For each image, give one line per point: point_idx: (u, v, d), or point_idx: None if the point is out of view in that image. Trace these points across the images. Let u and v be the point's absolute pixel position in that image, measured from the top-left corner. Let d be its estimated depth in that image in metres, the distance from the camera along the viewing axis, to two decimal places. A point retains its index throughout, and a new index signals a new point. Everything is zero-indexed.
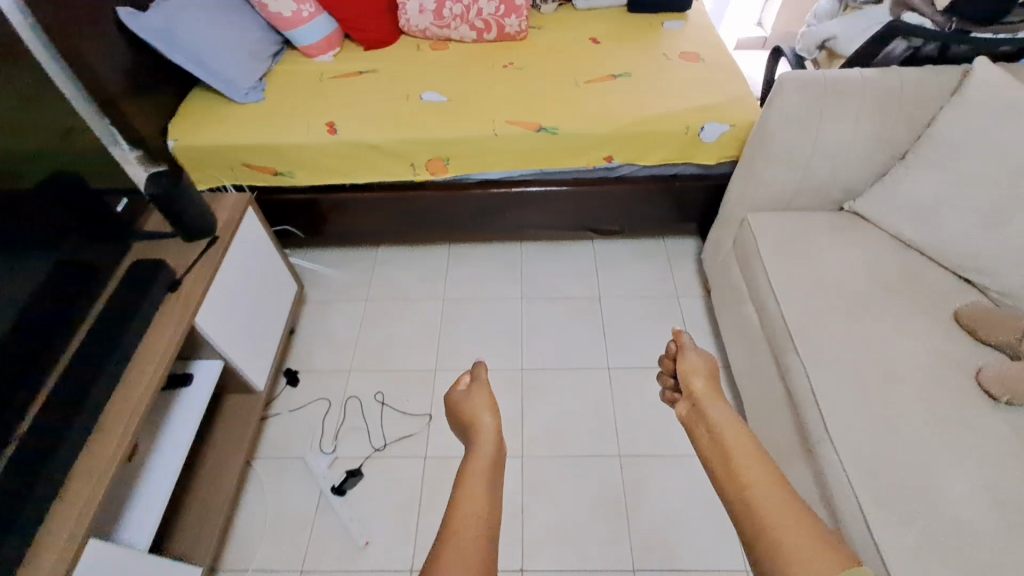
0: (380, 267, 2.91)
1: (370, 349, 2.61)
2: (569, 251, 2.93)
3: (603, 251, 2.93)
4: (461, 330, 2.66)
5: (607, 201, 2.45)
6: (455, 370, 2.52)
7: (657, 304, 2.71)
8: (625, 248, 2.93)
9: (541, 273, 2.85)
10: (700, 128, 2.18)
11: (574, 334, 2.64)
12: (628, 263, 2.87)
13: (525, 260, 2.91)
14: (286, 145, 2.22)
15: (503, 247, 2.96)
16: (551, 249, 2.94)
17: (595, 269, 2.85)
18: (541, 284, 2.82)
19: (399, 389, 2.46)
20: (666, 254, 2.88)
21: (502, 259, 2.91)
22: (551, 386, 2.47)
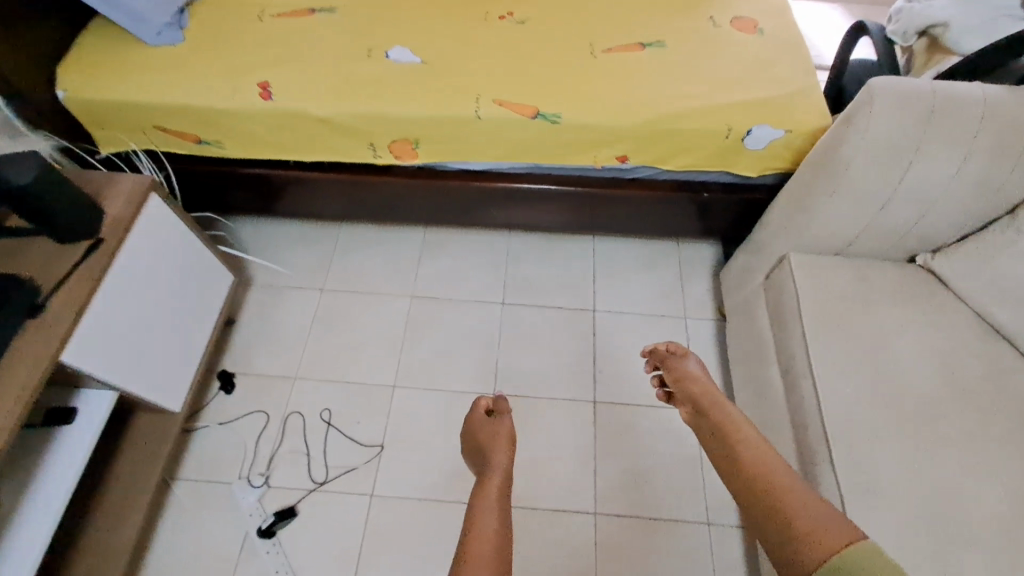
0: (340, 249, 2.47)
1: (321, 352, 2.24)
2: (564, 248, 2.47)
3: (604, 251, 2.46)
4: (428, 337, 2.27)
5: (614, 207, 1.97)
6: (415, 387, 2.16)
7: (661, 325, 2.29)
8: (630, 252, 2.46)
9: (528, 273, 2.40)
10: (745, 133, 1.66)
11: (560, 353, 2.24)
12: (632, 270, 2.41)
13: (512, 255, 2.44)
14: (208, 108, 1.72)
15: (486, 236, 2.49)
16: (542, 244, 2.47)
17: (592, 274, 2.40)
18: (526, 287, 2.37)
19: (350, 406, 2.12)
20: (678, 263, 2.42)
21: (484, 252, 2.45)
22: (525, 418, 2.12)
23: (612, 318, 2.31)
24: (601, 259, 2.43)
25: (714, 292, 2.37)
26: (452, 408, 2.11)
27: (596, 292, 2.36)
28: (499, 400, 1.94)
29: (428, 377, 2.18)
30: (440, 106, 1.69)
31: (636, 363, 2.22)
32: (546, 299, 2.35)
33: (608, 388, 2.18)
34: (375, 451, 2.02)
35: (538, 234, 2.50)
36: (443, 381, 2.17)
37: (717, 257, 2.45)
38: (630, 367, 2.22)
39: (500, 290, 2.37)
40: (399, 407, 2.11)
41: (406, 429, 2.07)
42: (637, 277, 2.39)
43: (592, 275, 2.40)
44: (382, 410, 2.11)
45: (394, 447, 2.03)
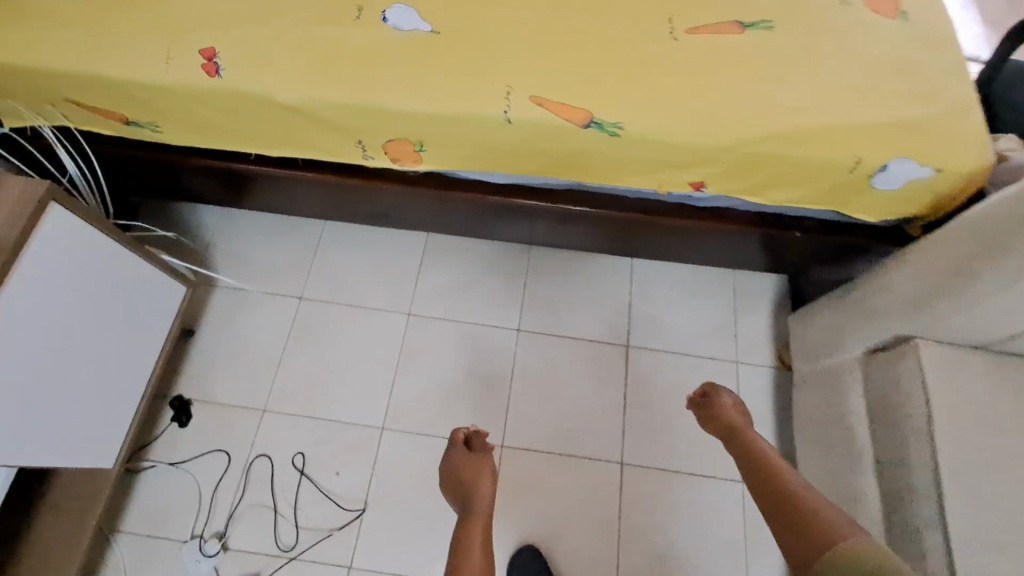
0: (324, 248, 2.03)
1: (295, 379, 1.85)
2: (596, 262, 2.03)
3: (644, 270, 2.02)
4: (425, 367, 1.88)
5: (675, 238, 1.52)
6: (408, 431, 1.79)
7: (708, 371, 1.89)
8: (676, 273, 2.02)
9: (551, 293, 1.98)
10: (878, 169, 1.20)
11: (584, 397, 1.86)
12: (677, 296, 1.99)
13: (533, 269, 2.01)
14: (137, 84, 1.25)
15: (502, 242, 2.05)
16: (570, 257, 2.03)
17: (628, 298, 1.98)
18: (548, 310, 1.96)
19: (328, 450, 1.76)
20: (733, 293, 2.00)
21: (499, 262, 2.02)
22: (537, 477, 1.77)
23: (649, 357, 1.91)
24: (640, 280, 2.00)
25: (775, 330, 1.95)
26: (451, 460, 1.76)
27: (631, 321, 1.95)
28: (478, 435, 1.55)
29: (423, 418, 1.81)
30: (456, 100, 1.22)
31: (674, 415, 1.85)
32: (570, 328, 1.94)
33: (639, 446, 1.81)
34: (356, 509, 1.69)
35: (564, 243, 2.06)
36: (441, 425, 1.80)
37: (782, 286, 2.02)
38: (667, 419, 1.85)
39: (515, 312, 1.95)
40: (387, 456, 1.76)
41: (395, 484, 1.72)
42: (682, 306, 1.98)
43: (628, 300, 1.98)
44: (366, 458, 1.75)
45: (380, 507, 1.70)
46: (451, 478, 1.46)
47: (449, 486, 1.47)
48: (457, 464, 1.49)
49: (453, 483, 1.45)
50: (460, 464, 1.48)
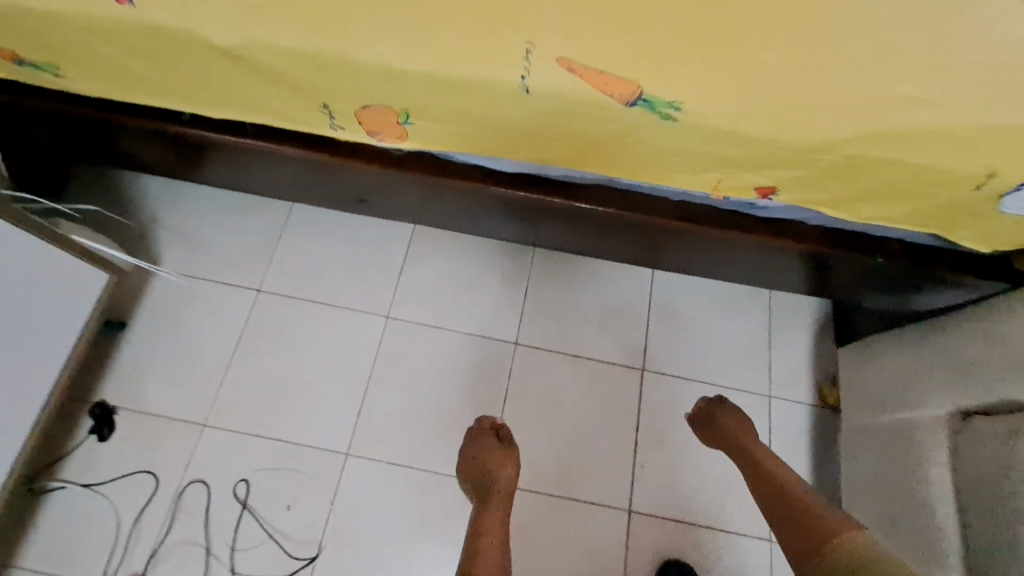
0: (289, 233, 1.70)
1: (245, 389, 1.54)
2: (611, 268, 1.73)
3: (666, 280, 1.73)
4: (404, 382, 1.56)
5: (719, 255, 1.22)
6: (379, 460, 1.48)
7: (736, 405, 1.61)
8: (702, 286, 1.73)
9: (556, 302, 1.68)
10: (1013, 188, 0.92)
11: (589, 428, 1.57)
12: (703, 314, 1.70)
13: (537, 272, 1.70)
14: (13, 5, 0.91)
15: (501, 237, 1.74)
16: (580, 261, 1.72)
17: (646, 313, 1.69)
18: (552, 322, 1.66)
19: (278, 480, 1.45)
20: (766, 315, 1.71)
21: (497, 262, 1.70)
22: (529, 523, 1.48)
23: (668, 384, 1.62)
24: (661, 294, 1.71)
25: (816, 361, 1.67)
26: (428, 499, 1.46)
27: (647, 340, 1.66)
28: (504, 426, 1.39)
29: (398, 446, 1.50)
30: (455, 56, 0.89)
31: (695, 455, 1.56)
32: (576, 344, 1.64)
33: (653, 490, 1.53)
34: (310, 553, 1.40)
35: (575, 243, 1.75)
36: (419, 455, 1.50)
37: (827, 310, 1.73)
38: (686, 461, 1.56)
39: (512, 321, 1.65)
40: (352, 489, 1.45)
41: (358, 524, 1.43)
42: (708, 326, 1.69)
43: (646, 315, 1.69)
44: (324, 491, 1.44)
45: (338, 553, 1.40)
46: (470, 473, 1.32)
47: (464, 479, 1.33)
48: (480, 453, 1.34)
49: (469, 479, 1.31)
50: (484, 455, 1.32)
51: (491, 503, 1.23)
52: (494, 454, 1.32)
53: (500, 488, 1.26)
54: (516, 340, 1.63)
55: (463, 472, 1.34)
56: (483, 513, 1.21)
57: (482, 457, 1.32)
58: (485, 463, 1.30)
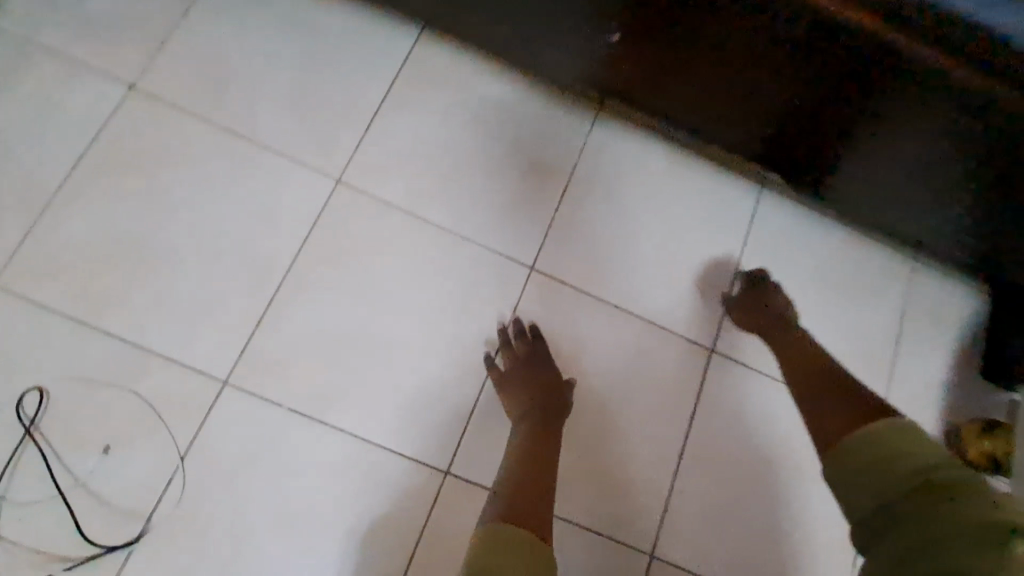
0: (205, 9, 1.02)
1: (77, 243, 0.91)
2: (696, 192, 1.13)
3: (772, 229, 1.13)
4: (345, 289, 0.96)
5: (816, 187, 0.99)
6: (276, 405, 0.90)
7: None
8: (820, 251, 1.15)
9: (606, 223, 1.08)
10: None
11: (616, 423, 1.01)
12: (813, 290, 1.13)
13: (586, 170, 1.09)
14: None
15: (545, 104, 1.10)
16: (652, 169, 1.12)
17: (734, 270, 1.10)
18: (594, 250, 1.06)
19: (96, 404, 0.86)
20: (899, 312, 1.16)
21: (530, 139, 1.08)
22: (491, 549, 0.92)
23: (746, 382, 1.06)
24: (760, 246, 1.12)
25: (952, 391, 1.14)
26: (344, 482, 0.90)
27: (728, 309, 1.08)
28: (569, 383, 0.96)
29: (313, 388, 0.92)
30: None
31: (762, 496, 1.03)
32: (624, 292, 1.06)
33: (689, 534, 0.99)
34: (127, 534, 0.83)
35: (652, 141, 1.13)
36: (345, 411, 0.92)
37: (980, 321, 1.18)
38: (746, 500, 1.02)
39: (534, 235, 1.05)
40: (221, 443, 0.88)
41: (220, 501, 0.86)
42: (818, 309, 1.12)
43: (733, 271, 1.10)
44: (171, 439, 0.87)
45: (176, 543, 0.84)
46: (519, 377, 0.95)
47: (502, 384, 0.95)
48: (528, 362, 0.96)
49: (516, 386, 0.94)
50: (534, 365, 0.96)
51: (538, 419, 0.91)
52: (547, 366, 0.96)
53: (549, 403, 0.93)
54: (535, 265, 1.04)
55: (505, 376, 0.95)
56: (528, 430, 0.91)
57: (540, 362, 0.96)
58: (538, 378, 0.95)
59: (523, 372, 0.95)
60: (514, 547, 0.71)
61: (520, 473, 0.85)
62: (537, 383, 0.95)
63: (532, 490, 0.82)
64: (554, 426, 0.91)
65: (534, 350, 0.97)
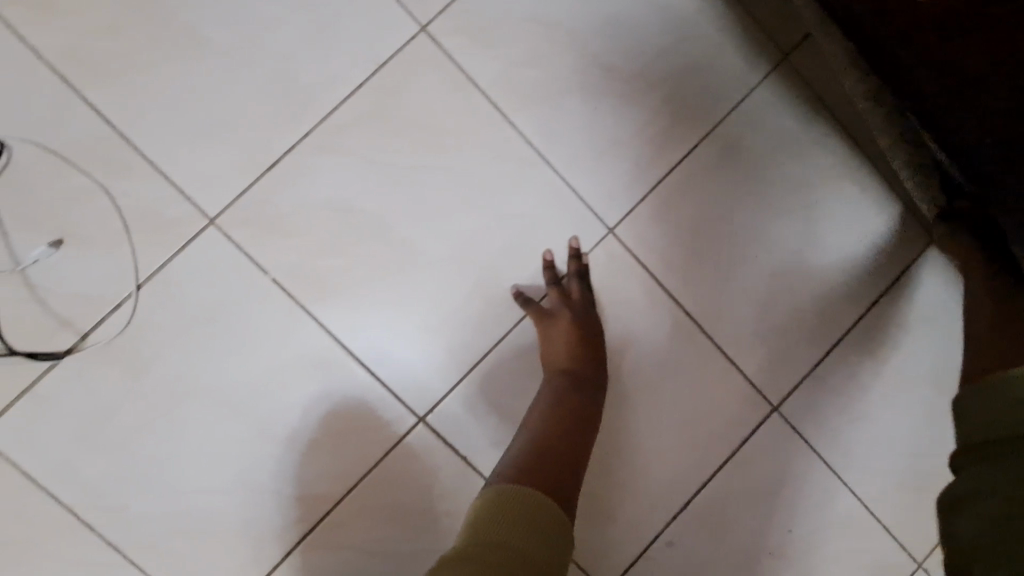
0: None
1: None
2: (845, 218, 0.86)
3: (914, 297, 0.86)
4: (384, 168, 0.77)
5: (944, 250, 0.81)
6: (260, 271, 0.75)
7: (864, 558, 0.88)
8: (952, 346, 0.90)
9: (719, 214, 0.84)
10: None
11: (627, 441, 0.83)
12: (919, 391, 0.89)
13: (721, 139, 0.84)
14: None
15: (705, 34, 0.83)
16: (800, 174, 0.86)
17: (843, 329, 0.87)
18: (690, 242, 0.84)
19: (62, 190, 0.71)
20: None
21: (669, 71, 0.83)
22: (432, 511, 0.78)
23: (796, 458, 0.86)
24: (884, 315, 0.88)
25: None
26: (303, 385, 0.76)
27: (813, 372, 0.87)
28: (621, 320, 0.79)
29: (306, 268, 0.76)
30: None
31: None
32: (714, 289, 0.85)
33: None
34: (53, 347, 0.71)
35: (815, 134, 0.86)
36: (333, 307, 0.76)
37: None
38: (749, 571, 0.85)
39: (634, 185, 0.82)
40: (187, 288, 0.73)
41: (164, 350, 0.73)
42: (915, 413, 0.89)
43: (840, 330, 0.87)
44: (134, 261, 0.73)
45: (100, 379, 0.72)
46: (568, 324, 0.77)
47: (542, 325, 0.77)
48: (573, 303, 0.79)
49: (559, 335, 0.77)
50: (579, 308, 0.78)
51: (569, 373, 0.76)
52: (592, 315, 0.79)
53: (586, 359, 0.77)
54: (616, 228, 0.82)
55: (549, 316, 0.77)
56: (555, 384, 0.76)
57: (592, 318, 0.79)
58: (580, 324, 0.78)
59: (565, 310, 0.78)
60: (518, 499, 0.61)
61: (535, 428, 0.72)
62: (580, 328, 0.77)
63: (547, 453, 0.69)
64: (588, 392, 0.76)
65: (591, 302, 0.79)
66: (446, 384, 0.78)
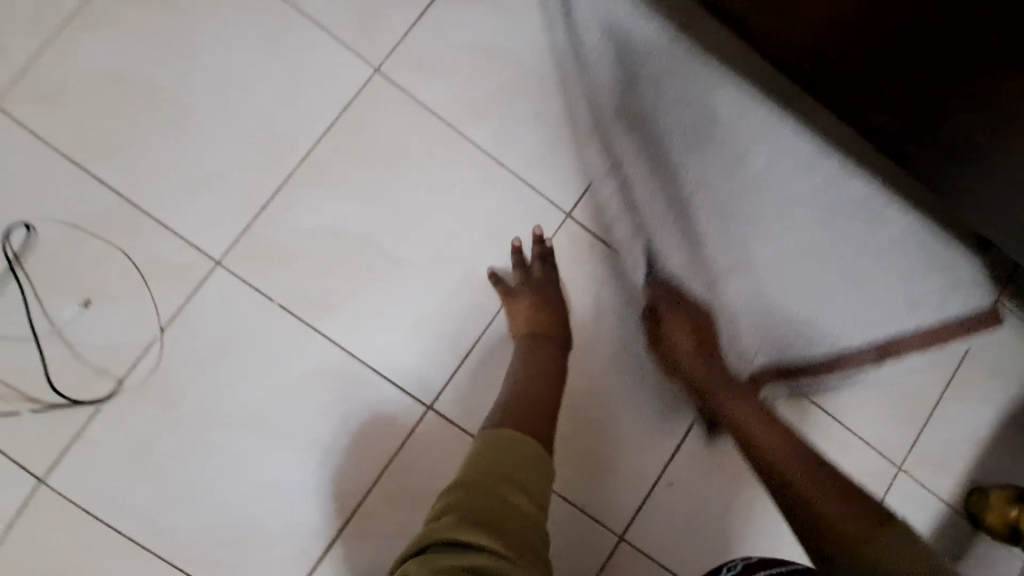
0: None
1: (87, 75, 0.83)
2: (827, 179, 0.99)
3: (862, 289, 0.99)
4: (361, 192, 0.87)
5: (880, 234, 1.00)
6: (266, 298, 0.85)
7: (850, 469, 0.96)
8: (926, 271, 1.01)
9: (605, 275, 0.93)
10: None
11: (607, 403, 0.92)
12: (876, 332, 0.99)
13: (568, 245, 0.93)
14: None
15: (649, 33, 0.95)
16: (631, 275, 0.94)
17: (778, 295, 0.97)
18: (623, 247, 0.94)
19: (84, 255, 0.81)
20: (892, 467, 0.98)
21: (596, 72, 0.95)
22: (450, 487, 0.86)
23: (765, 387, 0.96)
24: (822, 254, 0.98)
25: (992, 446, 1.01)
26: (320, 393, 0.85)
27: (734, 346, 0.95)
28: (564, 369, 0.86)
29: (306, 291, 0.85)
30: None
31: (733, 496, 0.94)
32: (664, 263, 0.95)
33: (666, 532, 0.92)
34: (95, 392, 0.80)
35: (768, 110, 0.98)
36: (334, 320, 0.86)
37: None
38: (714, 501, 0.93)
39: (582, 172, 0.94)
40: (204, 324, 0.83)
41: (191, 381, 0.82)
42: (877, 361, 0.99)
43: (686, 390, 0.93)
44: (156, 306, 0.82)
45: (140, 414, 0.81)
46: (532, 302, 0.87)
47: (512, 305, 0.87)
48: (535, 283, 0.88)
49: (523, 311, 0.86)
50: (539, 287, 0.88)
51: (537, 342, 0.85)
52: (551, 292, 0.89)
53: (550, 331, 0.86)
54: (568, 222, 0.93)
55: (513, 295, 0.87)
56: (526, 353, 0.85)
57: (551, 293, 0.89)
58: (542, 300, 0.87)
59: (528, 289, 0.88)
60: (504, 447, 0.67)
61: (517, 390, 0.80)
62: (542, 304, 0.87)
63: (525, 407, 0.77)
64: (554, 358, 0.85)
65: (550, 279, 0.89)
66: (445, 371, 0.88)
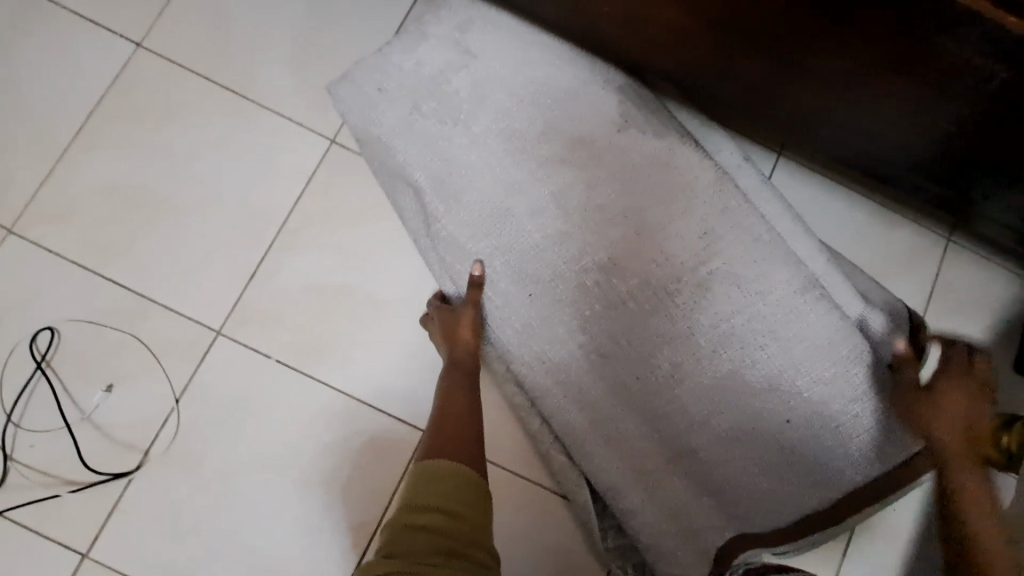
0: None
1: (86, 193, 0.96)
2: (748, 281, 0.83)
3: (798, 377, 0.82)
4: (335, 250, 0.98)
5: (791, 392, 0.82)
6: (264, 356, 0.94)
7: None
8: (858, 407, 0.81)
9: (500, 425, 0.97)
10: None
11: (545, 494, 0.96)
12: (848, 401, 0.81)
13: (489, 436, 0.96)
14: None
15: (508, 111, 0.88)
16: (531, 420, 0.93)
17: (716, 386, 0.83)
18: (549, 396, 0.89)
19: (102, 347, 0.92)
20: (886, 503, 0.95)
21: (467, 146, 0.89)
22: None
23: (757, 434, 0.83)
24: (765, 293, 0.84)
25: None
26: (323, 434, 0.92)
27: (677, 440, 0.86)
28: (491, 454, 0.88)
29: (299, 345, 0.95)
30: None
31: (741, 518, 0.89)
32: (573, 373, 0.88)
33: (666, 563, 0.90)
34: (124, 466, 0.89)
35: (702, 127, 0.97)
36: (327, 366, 0.94)
37: (999, 298, 1.06)
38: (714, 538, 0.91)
39: None
40: (213, 390, 0.92)
41: (208, 444, 0.90)
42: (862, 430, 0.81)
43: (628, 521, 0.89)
44: (169, 381, 0.92)
45: (166, 480, 0.89)
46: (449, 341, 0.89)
47: (440, 342, 0.90)
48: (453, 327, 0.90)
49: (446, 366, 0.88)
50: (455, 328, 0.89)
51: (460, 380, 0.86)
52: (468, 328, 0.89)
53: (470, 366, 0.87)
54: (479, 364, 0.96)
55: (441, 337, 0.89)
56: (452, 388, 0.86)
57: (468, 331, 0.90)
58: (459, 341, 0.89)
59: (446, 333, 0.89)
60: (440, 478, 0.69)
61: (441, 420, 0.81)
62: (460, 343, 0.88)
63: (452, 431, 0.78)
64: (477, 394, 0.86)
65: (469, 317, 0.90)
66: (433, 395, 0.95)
